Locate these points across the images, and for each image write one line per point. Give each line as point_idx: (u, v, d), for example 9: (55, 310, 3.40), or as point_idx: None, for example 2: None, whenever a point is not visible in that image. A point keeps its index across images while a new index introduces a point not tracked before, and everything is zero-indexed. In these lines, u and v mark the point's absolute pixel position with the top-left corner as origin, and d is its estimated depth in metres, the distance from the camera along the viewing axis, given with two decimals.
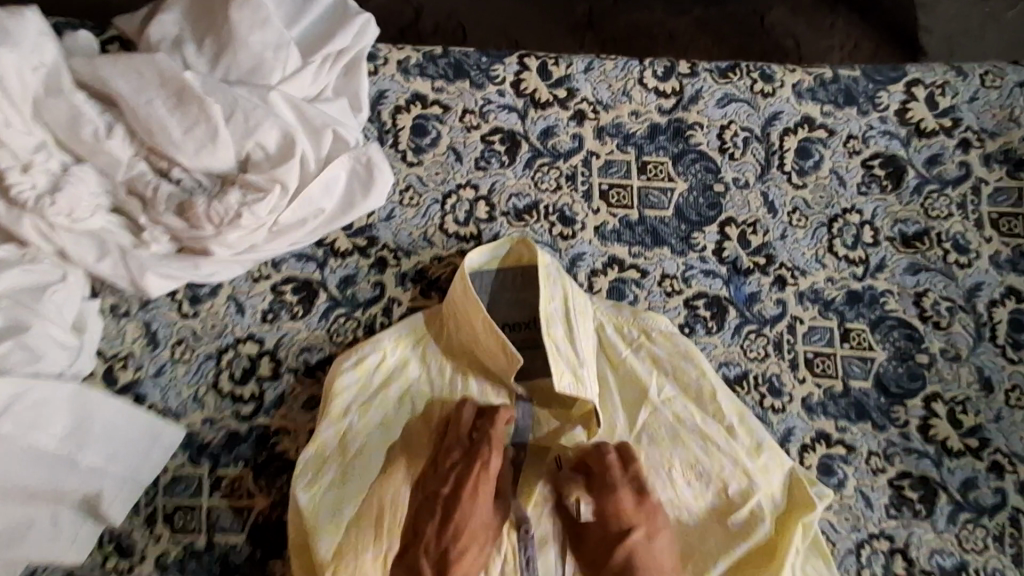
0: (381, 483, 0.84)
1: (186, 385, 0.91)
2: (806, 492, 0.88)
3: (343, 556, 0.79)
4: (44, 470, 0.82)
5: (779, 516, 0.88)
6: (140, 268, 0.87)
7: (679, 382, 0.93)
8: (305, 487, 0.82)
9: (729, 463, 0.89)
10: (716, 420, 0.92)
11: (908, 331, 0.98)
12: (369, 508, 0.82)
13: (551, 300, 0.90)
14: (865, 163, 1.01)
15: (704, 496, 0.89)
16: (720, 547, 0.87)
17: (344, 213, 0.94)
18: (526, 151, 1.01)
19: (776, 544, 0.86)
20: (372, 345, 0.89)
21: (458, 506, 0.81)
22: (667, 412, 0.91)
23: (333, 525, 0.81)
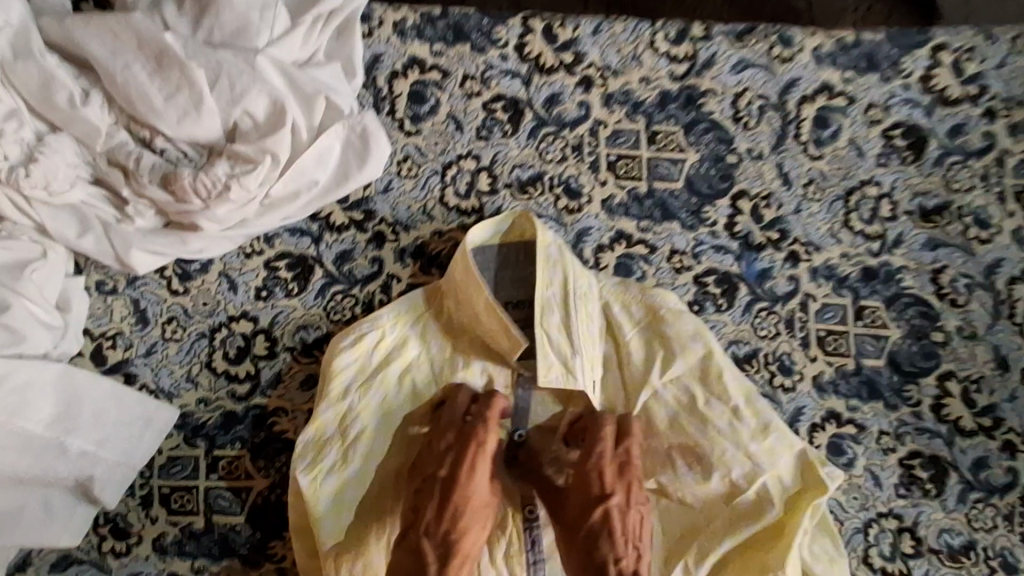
0: (383, 465, 0.82)
1: (178, 365, 0.88)
2: (815, 475, 0.85)
3: (347, 539, 0.78)
4: (31, 456, 0.79)
5: (788, 498, 0.86)
6: (125, 244, 0.83)
7: (686, 362, 0.88)
8: (306, 470, 0.80)
9: (731, 446, 0.87)
10: (721, 402, 0.88)
11: (924, 309, 0.95)
12: (373, 490, 0.81)
13: (549, 285, 0.86)
14: (885, 133, 0.96)
15: (709, 478, 0.87)
16: (726, 527, 0.86)
17: (339, 185, 0.89)
18: (529, 120, 0.96)
19: (783, 526, 0.85)
20: (370, 323, 0.86)
21: (458, 485, 0.77)
22: (667, 394, 0.88)
23: (335, 509, 0.79)
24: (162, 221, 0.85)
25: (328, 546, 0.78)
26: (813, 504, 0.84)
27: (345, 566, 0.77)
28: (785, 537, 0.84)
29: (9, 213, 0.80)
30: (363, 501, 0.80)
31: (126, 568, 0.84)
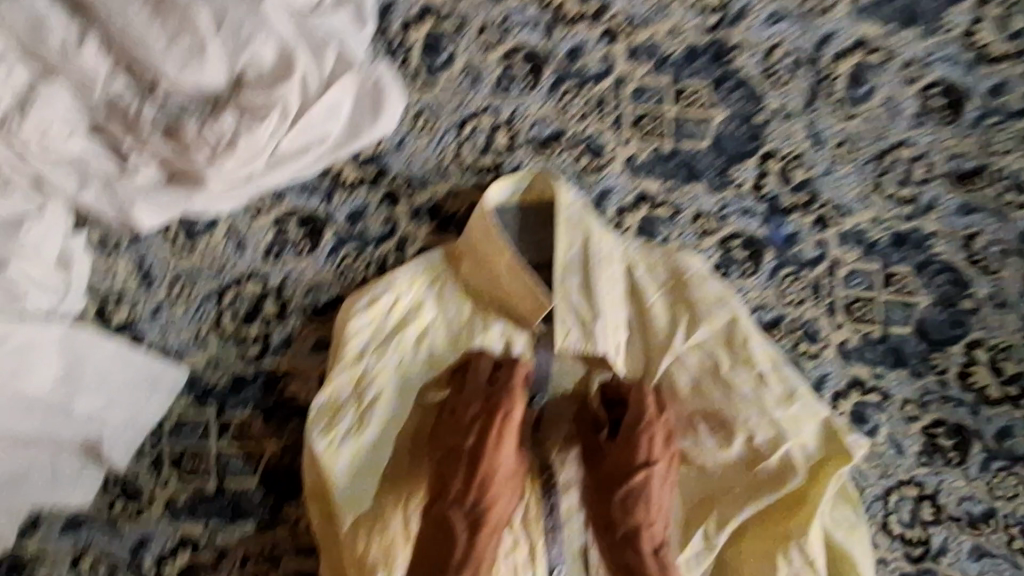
0: (401, 431, 0.80)
1: (186, 327, 0.85)
2: (839, 442, 0.84)
3: (365, 505, 0.77)
4: (36, 419, 0.78)
5: (811, 465, 0.84)
6: (128, 201, 0.79)
7: (710, 326, 0.86)
8: (322, 434, 0.77)
9: (756, 412, 0.85)
10: (746, 368, 0.86)
11: (955, 276, 0.92)
12: (390, 457, 0.79)
13: (569, 248, 0.85)
14: (923, 91, 0.92)
15: (731, 443, 0.85)
16: (745, 495, 0.85)
17: (351, 140, 0.85)
18: (550, 74, 0.91)
19: (806, 493, 0.83)
20: (385, 284, 0.82)
21: (485, 456, 0.77)
22: (690, 359, 0.87)
23: (352, 475, 0.77)
24: (166, 174, 0.81)
25: (346, 512, 0.76)
26: (836, 472, 0.83)
27: (364, 531, 0.76)
28: (806, 504, 0.83)
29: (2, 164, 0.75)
30: (381, 467, 0.78)
31: (138, 530, 0.83)
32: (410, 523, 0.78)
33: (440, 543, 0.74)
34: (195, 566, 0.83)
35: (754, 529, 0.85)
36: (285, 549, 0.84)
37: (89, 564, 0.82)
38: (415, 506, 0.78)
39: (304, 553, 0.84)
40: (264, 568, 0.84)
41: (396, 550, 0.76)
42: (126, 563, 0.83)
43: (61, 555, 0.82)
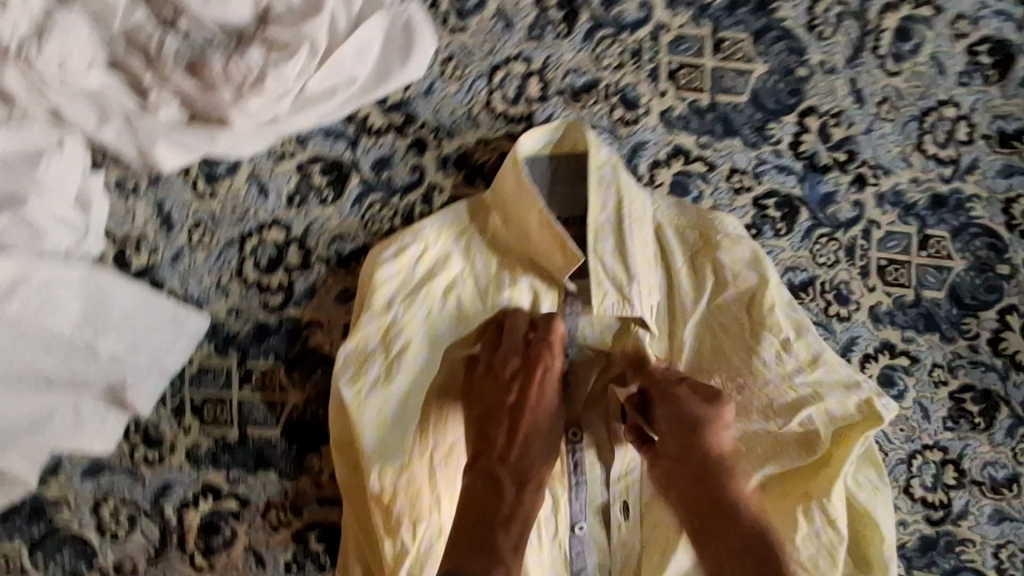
0: (430, 384, 0.78)
1: (207, 274, 0.83)
2: (863, 407, 0.80)
3: (390, 455, 0.75)
4: (59, 358, 0.75)
5: (835, 430, 0.80)
6: (150, 138, 0.76)
7: (737, 288, 0.83)
8: (350, 382, 0.76)
9: (777, 378, 0.81)
10: (771, 333, 0.82)
11: (992, 240, 0.90)
12: (418, 409, 0.77)
13: (602, 210, 0.81)
14: (970, 48, 0.89)
15: (750, 406, 0.82)
16: (766, 456, 0.81)
17: (379, 84, 0.81)
18: (586, 20, 0.88)
19: (831, 457, 0.80)
20: (412, 235, 0.80)
21: (527, 411, 0.76)
22: (711, 319, 0.83)
23: (380, 425, 0.76)
24: (186, 114, 0.77)
25: (373, 462, 0.74)
26: (863, 437, 0.79)
27: (389, 481, 0.74)
28: (830, 467, 0.80)
29: (19, 93, 0.72)
30: (410, 419, 0.77)
31: (159, 477, 0.82)
32: (435, 475, 0.76)
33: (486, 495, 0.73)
34: (217, 513, 0.83)
35: (777, 492, 0.81)
36: (308, 499, 0.84)
37: (111, 508, 0.82)
38: (441, 459, 0.77)
39: (327, 504, 0.84)
40: (287, 517, 0.84)
41: (421, 501, 0.74)
42: (148, 509, 0.82)
43: (82, 498, 0.82)
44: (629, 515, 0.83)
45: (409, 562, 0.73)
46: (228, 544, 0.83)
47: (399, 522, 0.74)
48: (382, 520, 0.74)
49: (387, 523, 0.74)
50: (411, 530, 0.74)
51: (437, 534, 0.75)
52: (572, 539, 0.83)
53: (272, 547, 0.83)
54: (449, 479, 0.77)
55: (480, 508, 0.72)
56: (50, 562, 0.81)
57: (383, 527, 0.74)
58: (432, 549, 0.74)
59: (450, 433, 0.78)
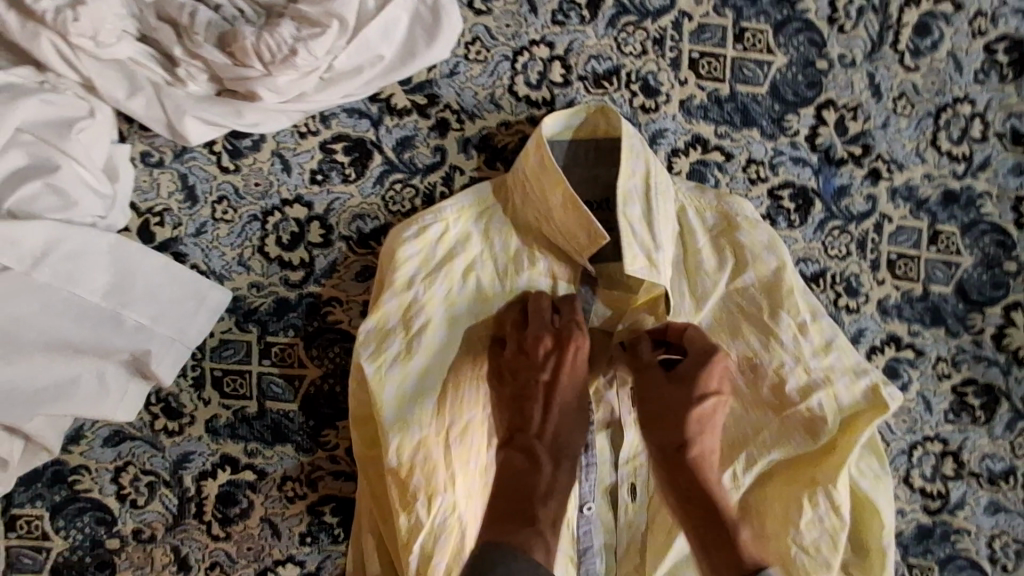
0: (448, 362, 0.79)
1: (229, 249, 0.84)
2: (869, 393, 0.82)
3: (408, 430, 0.76)
4: (87, 325, 0.76)
5: (841, 415, 0.81)
6: (178, 110, 0.77)
7: (756, 271, 0.84)
8: (370, 358, 0.78)
9: (791, 360, 0.83)
10: (787, 316, 0.83)
11: (1001, 237, 0.92)
12: (436, 386, 0.78)
13: (631, 176, 0.80)
14: (988, 46, 0.90)
15: (760, 388, 0.83)
16: (774, 439, 0.83)
17: (404, 63, 0.82)
18: (609, 7, 0.88)
19: (836, 441, 0.81)
20: (434, 214, 0.81)
21: (558, 390, 0.78)
22: (731, 302, 0.85)
23: (399, 401, 0.77)
24: (215, 88, 0.79)
25: (392, 435, 0.76)
26: (870, 424, 0.80)
27: (407, 455, 0.75)
28: (835, 452, 0.80)
29: (51, 62, 0.74)
30: (427, 394, 0.78)
31: (179, 447, 0.84)
32: (450, 452, 0.77)
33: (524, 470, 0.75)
34: (234, 484, 0.84)
35: (782, 476, 0.82)
36: (323, 473, 0.85)
37: (131, 476, 0.83)
38: (456, 435, 0.77)
39: (342, 478, 0.86)
40: (302, 490, 0.85)
41: (437, 476, 0.75)
42: (167, 478, 0.84)
43: (103, 466, 0.83)
44: (636, 497, 0.86)
45: (423, 536, 0.74)
46: (244, 514, 0.85)
47: (415, 496, 0.75)
48: (398, 494, 0.75)
49: (404, 496, 0.75)
50: (427, 503, 0.74)
51: (452, 510, 0.75)
52: (580, 520, 0.84)
53: (288, 519, 0.85)
54: (464, 456, 0.78)
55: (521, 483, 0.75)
56: (71, 527, 0.83)
57: (400, 501, 0.75)
58: (446, 523, 0.75)
59: (466, 412, 0.78)
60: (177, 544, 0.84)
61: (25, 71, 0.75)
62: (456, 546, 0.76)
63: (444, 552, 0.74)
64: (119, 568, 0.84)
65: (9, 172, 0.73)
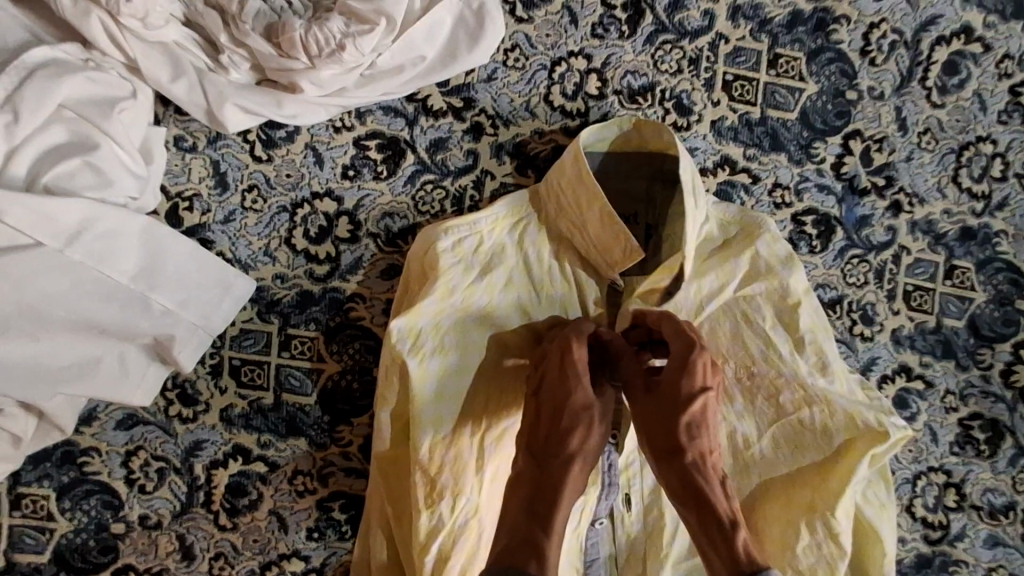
0: (483, 364, 0.79)
1: (256, 239, 0.83)
2: (870, 420, 0.79)
3: (443, 432, 0.76)
4: (115, 307, 0.75)
5: (839, 436, 0.80)
6: (220, 98, 0.78)
7: (769, 283, 0.85)
8: (410, 355, 0.76)
9: (788, 372, 0.83)
10: (787, 330, 0.84)
11: (1014, 276, 0.94)
12: (471, 386, 0.78)
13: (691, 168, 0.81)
14: (1013, 89, 0.92)
15: (756, 397, 0.84)
16: (766, 453, 0.83)
17: (445, 65, 0.83)
18: (649, 24, 0.89)
19: (834, 466, 0.79)
20: (468, 225, 0.81)
21: (569, 388, 0.74)
22: (736, 308, 0.85)
23: (437, 397, 0.77)
24: (256, 78, 0.80)
25: (425, 433, 0.75)
26: (867, 450, 0.78)
27: (438, 454, 0.75)
28: (833, 476, 0.79)
29: (99, 41, 0.75)
30: (463, 394, 0.78)
31: (191, 434, 0.83)
32: (482, 455, 0.77)
33: (552, 474, 0.70)
34: (244, 475, 0.84)
35: (780, 498, 0.81)
36: (335, 469, 0.85)
37: (141, 461, 0.82)
38: (491, 440, 0.78)
39: (353, 475, 0.85)
40: (313, 485, 0.85)
41: (465, 477, 0.75)
42: (177, 465, 0.83)
43: (113, 449, 0.82)
44: (632, 507, 0.86)
45: (442, 537, 0.74)
46: (253, 506, 0.84)
47: (440, 496, 0.75)
48: (424, 493, 0.75)
49: (430, 494, 0.75)
50: (451, 503, 0.75)
51: (474, 512, 0.76)
52: (589, 532, 0.85)
53: (296, 513, 0.85)
54: (496, 460, 0.78)
55: (540, 486, 0.70)
56: (76, 509, 0.82)
57: (424, 498, 0.75)
58: (466, 525, 0.75)
59: (504, 419, 0.79)
60: (182, 533, 0.83)
61: (73, 47, 0.75)
62: (472, 547, 0.76)
63: (461, 553, 0.75)
64: (123, 553, 0.83)
65: (49, 148, 0.73)
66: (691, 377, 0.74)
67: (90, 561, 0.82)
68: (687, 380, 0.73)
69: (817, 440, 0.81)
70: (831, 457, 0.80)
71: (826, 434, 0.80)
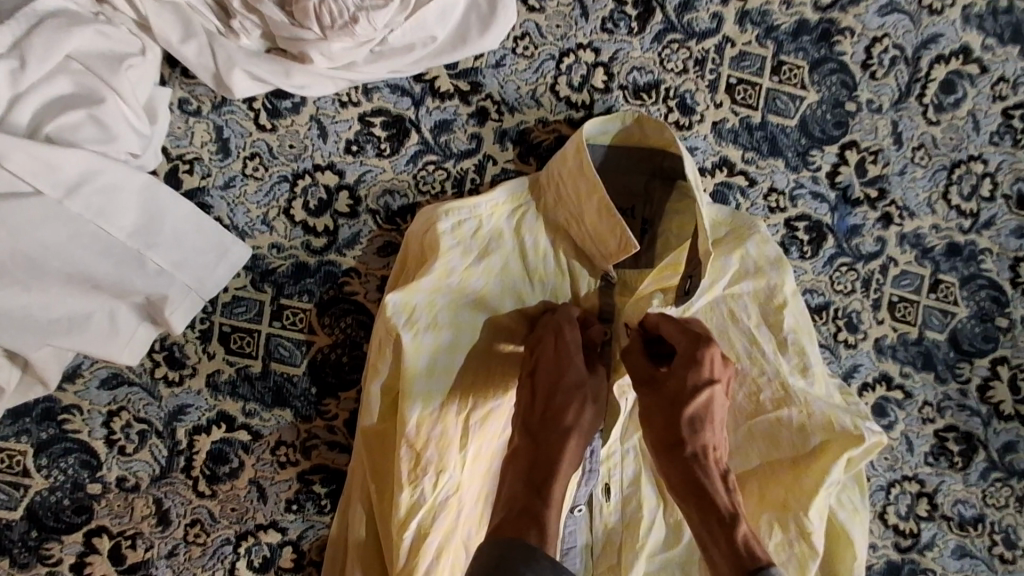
0: (474, 344, 0.80)
1: (255, 207, 0.83)
2: (847, 424, 0.80)
3: (432, 407, 0.76)
4: (110, 262, 0.75)
5: (815, 437, 0.81)
6: (229, 62, 0.79)
7: (756, 283, 0.87)
8: (404, 328, 0.76)
9: (771, 370, 0.84)
10: (771, 330, 0.86)
11: (996, 293, 0.96)
12: (463, 365, 0.79)
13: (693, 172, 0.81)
14: (1006, 111, 0.95)
15: (736, 390, 0.85)
16: (739, 444, 0.85)
17: (455, 48, 0.84)
18: (658, 22, 0.91)
19: (808, 465, 0.80)
20: (468, 207, 0.81)
21: (566, 370, 0.74)
22: (723, 305, 0.87)
23: (429, 371, 0.77)
24: (265, 45, 0.81)
25: (413, 407, 0.75)
26: (842, 452, 0.79)
27: (425, 428, 0.75)
28: (806, 475, 0.80)
29: None
30: (453, 372, 0.78)
31: (176, 398, 0.83)
32: (467, 433, 0.78)
33: (548, 453, 0.70)
34: (227, 442, 0.83)
35: (754, 494, 0.83)
36: (318, 442, 0.85)
37: (123, 422, 0.82)
38: (476, 419, 0.78)
39: (337, 449, 0.85)
40: (295, 457, 0.85)
41: (449, 454, 0.76)
42: (159, 428, 0.82)
43: (95, 408, 0.81)
44: (610, 497, 0.87)
45: (422, 513, 0.75)
46: (232, 474, 0.83)
47: (424, 471, 0.75)
48: (408, 467, 0.75)
49: (413, 470, 0.75)
50: (434, 479, 0.75)
51: (455, 489, 0.76)
52: (567, 520, 0.86)
53: (277, 484, 0.84)
54: (479, 439, 0.79)
55: (537, 461, 0.70)
56: (54, 467, 0.81)
57: (407, 474, 0.75)
58: (447, 502, 0.76)
59: (491, 399, 0.79)
60: (159, 497, 0.82)
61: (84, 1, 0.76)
62: (450, 525, 0.77)
63: (439, 530, 0.75)
64: (97, 514, 0.81)
65: (53, 98, 0.73)
66: (692, 376, 0.73)
67: (62, 520, 0.80)
68: (688, 377, 0.73)
69: (793, 437, 0.82)
70: (805, 456, 0.81)
71: (803, 433, 0.81)
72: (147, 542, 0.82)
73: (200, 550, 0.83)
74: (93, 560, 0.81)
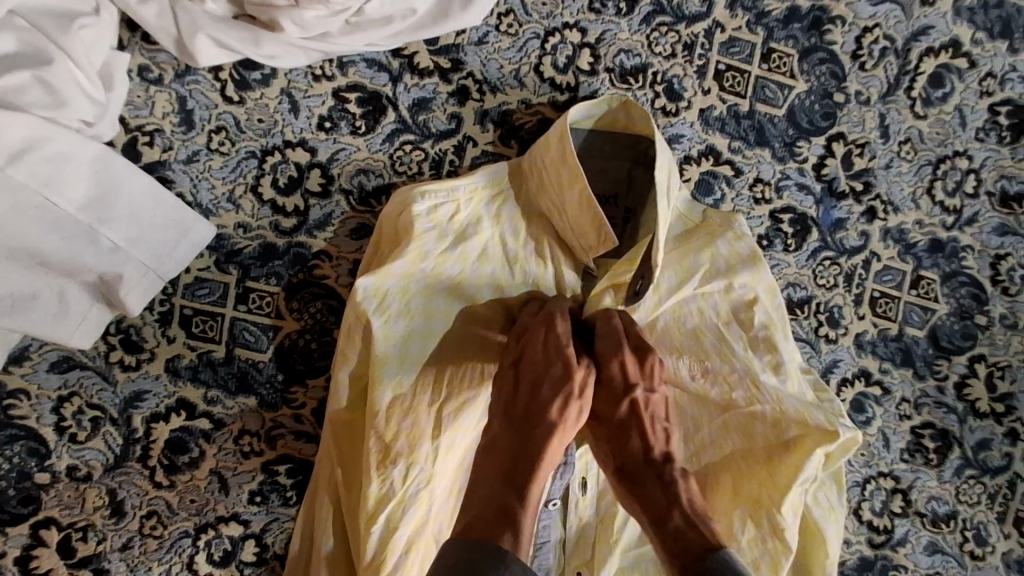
0: (448, 332, 0.77)
1: (220, 183, 0.79)
2: (821, 420, 0.79)
3: (401, 399, 0.73)
4: (59, 239, 0.71)
5: (790, 431, 0.79)
6: (192, 27, 0.75)
7: (727, 281, 0.84)
8: (375, 313, 0.74)
9: (741, 367, 0.83)
10: (741, 328, 0.84)
11: (976, 291, 0.96)
12: (435, 353, 0.76)
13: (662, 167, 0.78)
14: (993, 107, 0.94)
15: (710, 387, 0.83)
16: (714, 437, 0.82)
17: (435, 22, 0.81)
18: (646, 4, 0.88)
19: (781, 460, 0.78)
20: (446, 192, 0.78)
21: (547, 366, 0.71)
22: (693, 303, 0.84)
23: (401, 359, 0.74)
24: (232, 11, 0.78)
25: (383, 394, 0.73)
26: (816, 447, 0.77)
27: (395, 419, 0.72)
28: (780, 471, 0.78)
29: None
30: (427, 359, 0.75)
31: (133, 384, 0.78)
32: (441, 423, 0.74)
33: (522, 451, 0.67)
34: (187, 431, 0.79)
35: (727, 491, 0.80)
36: (284, 431, 0.81)
37: (74, 408, 0.77)
38: (450, 411, 0.74)
39: (303, 439, 0.82)
40: (259, 446, 0.81)
41: (421, 446, 0.72)
42: (114, 415, 0.78)
43: (44, 393, 0.77)
44: (587, 491, 0.85)
45: (390, 507, 0.71)
46: (192, 464, 0.79)
47: (394, 462, 0.72)
48: (376, 458, 0.72)
49: (382, 462, 0.72)
50: (403, 472, 0.72)
51: (427, 482, 0.73)
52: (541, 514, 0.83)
53: (239, 474, 0.80)
54: (453, 433, 0.74)
55: (517, 459, 0.66)
56: None
57: (376, 466, 0.72)
58: (417, 495, 0.72)
59: (467, 390, 0.75)
60: (114, 488, 0.78)
61: None
62: (420, 520, 0.73)
63: (408, 524, 0.72)
64: (45, 505, 0.76)
65: None
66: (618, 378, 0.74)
67: (7, 511, 0.75)
68: (614, 382, 0.74)
69: (767, 432, 0.80)
70: (780, 450, 0.79)
71: (777, 428, 0.80)
72: (99, 534, 0.77)
73: (156, 543, 0.78)
74: (40, 553, 0.76)
